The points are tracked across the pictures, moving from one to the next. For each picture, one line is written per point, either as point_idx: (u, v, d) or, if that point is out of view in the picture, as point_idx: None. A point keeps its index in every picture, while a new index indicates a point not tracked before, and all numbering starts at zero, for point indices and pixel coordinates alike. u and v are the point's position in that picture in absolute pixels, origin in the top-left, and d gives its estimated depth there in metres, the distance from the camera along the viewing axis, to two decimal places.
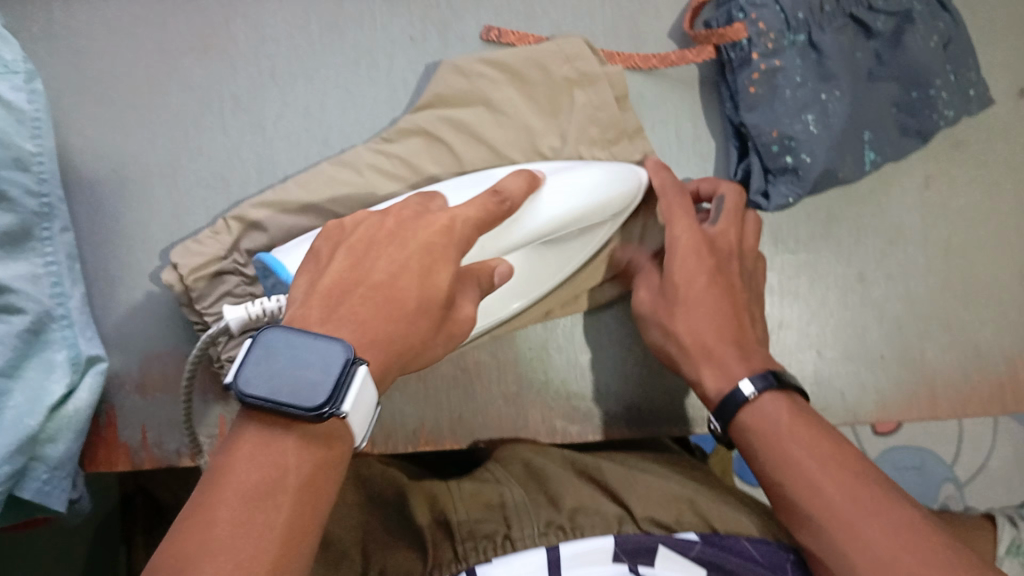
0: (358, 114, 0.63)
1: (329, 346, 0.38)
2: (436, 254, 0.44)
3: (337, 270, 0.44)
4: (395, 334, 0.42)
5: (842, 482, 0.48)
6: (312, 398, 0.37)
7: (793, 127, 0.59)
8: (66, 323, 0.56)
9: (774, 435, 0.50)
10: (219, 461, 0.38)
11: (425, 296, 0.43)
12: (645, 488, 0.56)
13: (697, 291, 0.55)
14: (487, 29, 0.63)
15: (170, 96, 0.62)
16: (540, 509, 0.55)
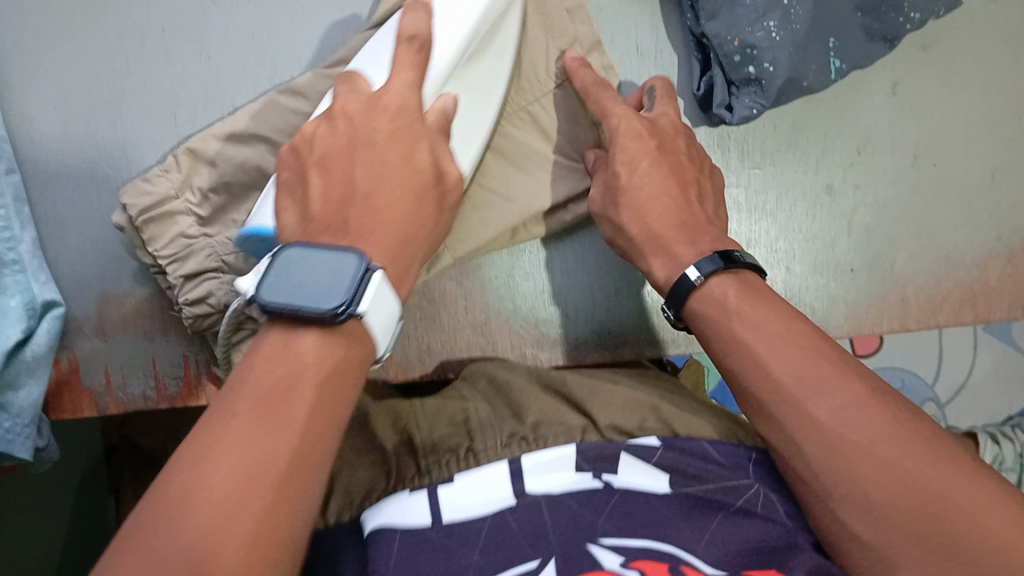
0: (307, 36, 0.60)
1: (342, 257, 0.42)
2: (412, 134, 0.49)
3: (318, 189, 0.47)
4: (399, 219, 0.47)
5: (794, 362, 0.48)
6: (329, 301, 0.41)
7: (755, 35, 0.57)
8: (17, 268, 0.55)
9: (729, 319, 0.50)
10: (241, 368, 0.41)
11: (414, 174, 0.48)
12: (608, 395, 0.56)
13: (640, 175, 0.56)
14: None
15: (109, 25, 0.59)
16: (502, 421, 0.55)
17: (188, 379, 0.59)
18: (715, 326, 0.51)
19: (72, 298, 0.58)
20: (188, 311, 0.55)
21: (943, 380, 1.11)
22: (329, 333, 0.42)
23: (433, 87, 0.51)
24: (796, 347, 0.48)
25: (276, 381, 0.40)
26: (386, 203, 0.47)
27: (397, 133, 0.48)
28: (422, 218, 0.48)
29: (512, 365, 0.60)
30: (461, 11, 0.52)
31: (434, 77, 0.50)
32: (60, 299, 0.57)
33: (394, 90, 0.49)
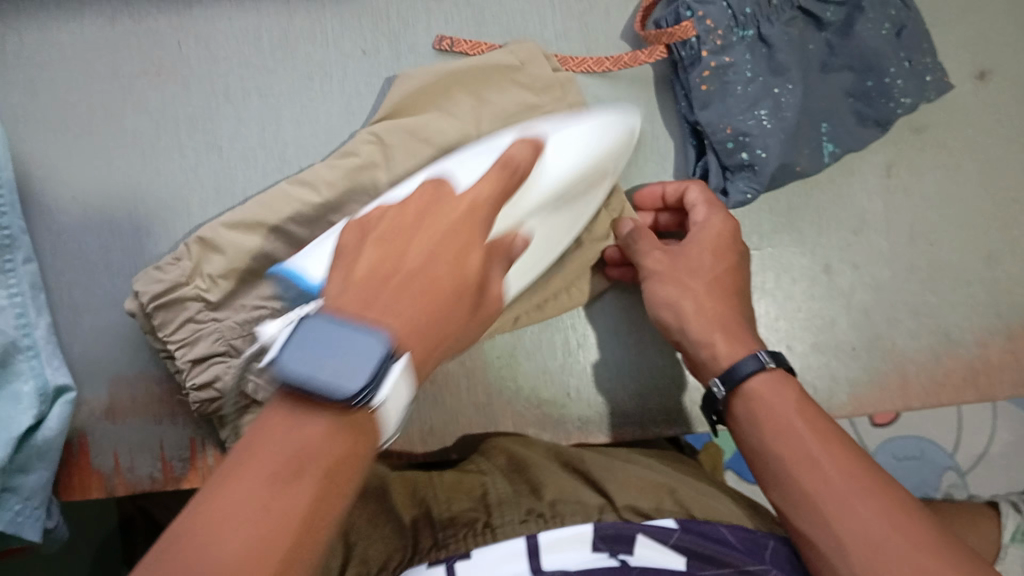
0: (315, 129, 0.63)
1: (364, 338, 0.37)
2: (466, 235, 0.44)
3: (371, 260, 0.42)
4: (439, 322, 0.42)
5: (841, 460, 0.48)
6: (349, 386, 0.35)
7: (746, 123, 0.59)
8: (31, 353, 0.57)
9: (776, 406, 0.50)
10: (250, 434, 0.36)
11: (460, 280, 0.43)
12: (626, 477, 0.58)
13: (716, 273, 0.56)
14: (439, 38, 0.64)
15: (125, 119, 0.61)
16: (522, 498, 0.57)
17: (194, 460, 0.61)
18: (745, 412, 0.52)
19: (84, 382, 0.60)
20: (194, 396, 0.56)
21: (964, 449, 1.09)
22: (340, 423, 0.36)
23: (512, 215, 0.50)
24: (820, 435, 0.49)
25: (294, 444, 0.36)
26: (416, 298, 0.41)
27: (450, 236, 0.44)
28: (455, 312, 0.43)
29: (529, 441, 0.60)
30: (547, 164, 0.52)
31: (511, 210, 0.50)
32: (73, 385, 0.58)
33: (467, 193, 0.45)
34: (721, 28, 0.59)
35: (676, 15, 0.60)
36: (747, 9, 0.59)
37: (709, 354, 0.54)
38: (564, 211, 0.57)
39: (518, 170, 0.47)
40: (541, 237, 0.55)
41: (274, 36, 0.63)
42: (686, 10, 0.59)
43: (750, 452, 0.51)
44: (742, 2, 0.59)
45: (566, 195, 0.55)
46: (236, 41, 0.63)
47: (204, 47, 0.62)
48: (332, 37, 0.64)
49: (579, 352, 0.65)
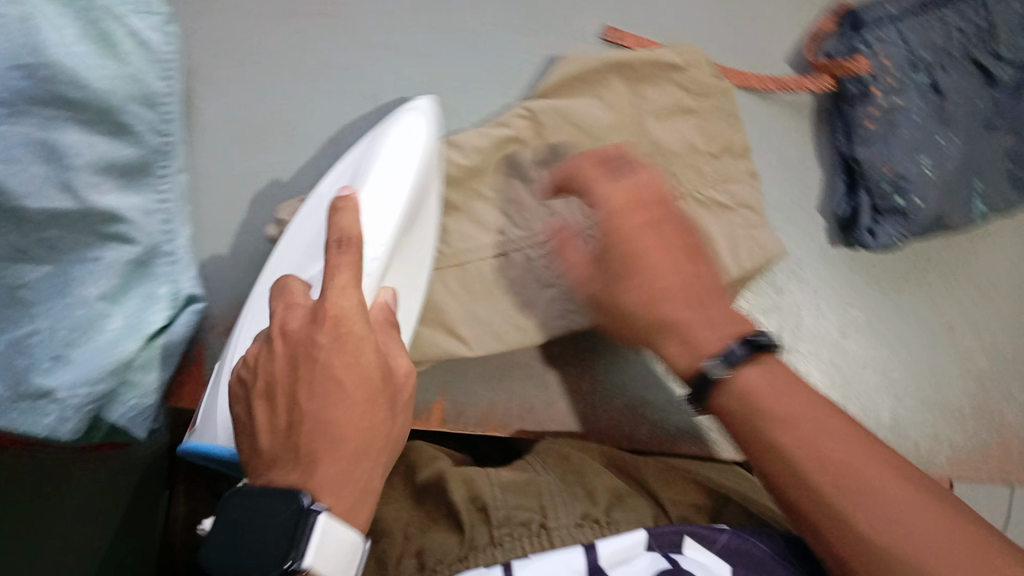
0: (469, 95, 0.64)
1: (281, 497, 0.38)
2: (353, 333, 0.41)
3: (288, 330, 0.42)
4: (360, 438, 0.41)
5: (807, 443, 0.43)
6: (270, 559, 0.37)
7: (907, 167, 0.58)
8: (170, 260, 0.59)
9: (767, 392, 0.45)
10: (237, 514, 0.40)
11: (367, 386, 0.41)
12: (674, 482, 0.59)
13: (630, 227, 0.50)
14: (611, 30, 0.64)
15: (293, 56, 0.63)
16: (576, 501, 0.56)
17: None
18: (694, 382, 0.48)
19: (213, 298, 0.62)
20: None
21: None
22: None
23: (372, 283, 0.49)
24: (822, 419, 0.44)
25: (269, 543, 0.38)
26: (349, 404, 0.41)
27: (343, 343, 0.41)
28: (383, 417, 0.42)
29: (585, 445, 0.62)
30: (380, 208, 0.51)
31: (371, 275, 0.49)
32: (202, 295, 0.61)
33: (331, 298, 0.41)
34: (897, 68, 0.59)
35: (850, 47, 0.61)
36: (926, 55, 0.60)
37: None
38: (412, 240, 0.55)
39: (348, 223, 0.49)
40: (407, 279, 0.55)
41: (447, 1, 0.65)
42: (863, 45, 0.60)
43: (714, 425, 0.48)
44: (922, 48, 0.60)
45: (411, 221, 0.54)
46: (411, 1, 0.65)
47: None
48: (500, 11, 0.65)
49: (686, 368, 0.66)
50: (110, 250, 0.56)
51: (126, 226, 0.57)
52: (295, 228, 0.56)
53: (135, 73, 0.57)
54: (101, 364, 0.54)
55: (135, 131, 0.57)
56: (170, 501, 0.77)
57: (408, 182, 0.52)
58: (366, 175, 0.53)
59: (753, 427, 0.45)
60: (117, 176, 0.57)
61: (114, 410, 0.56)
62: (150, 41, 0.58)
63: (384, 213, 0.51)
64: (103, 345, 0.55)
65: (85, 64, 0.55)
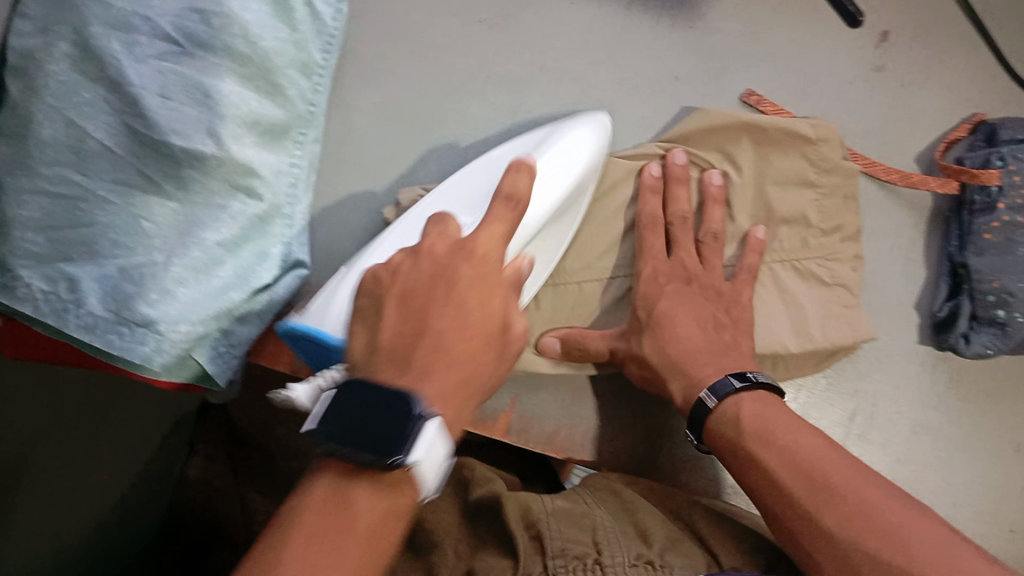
0: (604, 124, 0.65)
1: (402, 395, 0.38)
2: (487, 282, 0.45)
3: (400, 286, 0.45)
4: (472, 369, 0.43)
5: (825, 466, 0.47)
6: (383, 447, 0.37)
7: (1016, 284, 0.58)
8: (288, 222, 0.61)
9: (769, 429, 0.49)
10: (292, 503, 0.38)
11: (484, 323, 0.44)
12: (728, 541, 0.58)
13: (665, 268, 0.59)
14: (748, 93, 0.65)
15: (446, 55, 0.66)
16: (631, 543, 0.56)
17: None
18: (755, 426, 0.50)
19: (316, 267, 0.63)
20: None
21: None
22: (376, 483, 0.38)
23: (519, 243, 0.54)
24: (816, 443, 0.48)
25: (323, 520, 0.37)
26: (461, 342, 0.43)
27: (480, 280, 0.45)
28: (489, 359, 0.44)
29: (634, 480, 0.64)
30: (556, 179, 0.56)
31: (520, 236, 0.54)
32: (306, 263, 0.62)
33: (481, 240, 0.46)
34: None
35: (984, 159, 0.61)
36: None
37: None
38: (561, 224, 0.59)
39: (517, 202, 0.48)
40: (550, 239, 0.59)
41: (604, 32, 0.66)
42: (999, 160, 0.60)
43: (765, 475, 0.48)
44: None
45: (570, 202, 0.58)
46: (570, 26, 0.66)
47: (539, 18, 0.66)
48: (653, 54, 0.66)
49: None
50: (237, 202, 0.58)
51: (256, 181, 0.59)
52: (458, 177, 0.60)
53: (299, 40, 0.61)
54: (207, 306, 0.56)
55: (286, 94, 0.61)
56: (190, 457, 0.82)
57: (573, 172, 0.57)
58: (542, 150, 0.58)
59: (814, 469, 0.47)
60: (263, 133, 0.59)
61: (205, 350, 0.57)
62: (322, 14, 0.63)
63: (558, 183, 0.56)
64: (214, 291, 0.56)
65: (259, 23, 0.58)
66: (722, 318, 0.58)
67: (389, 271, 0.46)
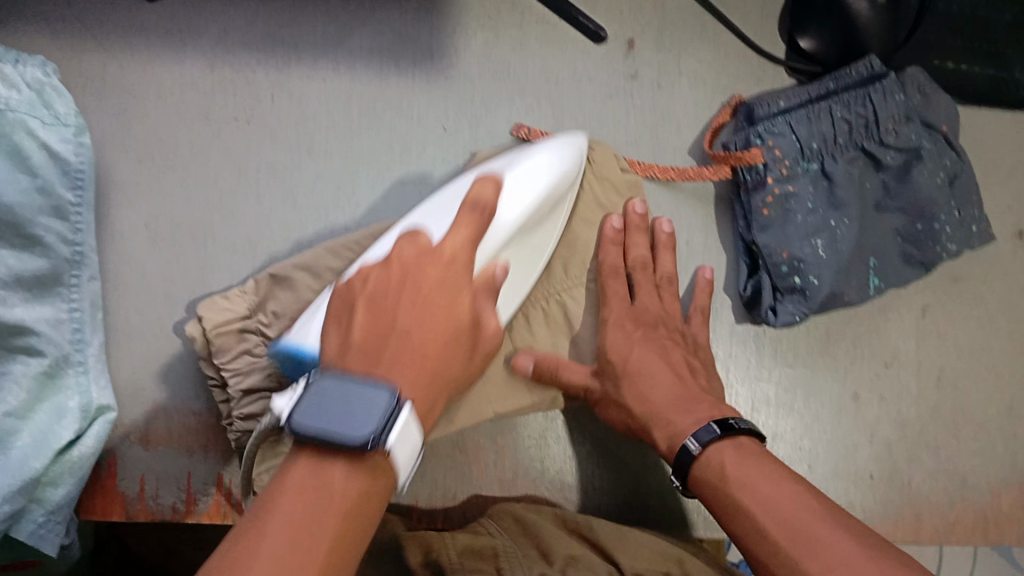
0: (385, 189, 0.65)
1: (374, 392, 0.39)
2: (452, 281, 0.47)
3: (362, 324, 0.45)
4: (438, 363, 0.45)
5: (795, 511, 0.48)
6: (362, 430, 0.38)
7: (803, 251, 0.62)
8: (80, 369, 0.58)
9: (742, 476, 0.51)
10: (269, 489, 0.39)
11: (454, 325, 0.46)
12: (631, 545, 0.57)
13: (623, 331, 0.61)
14: (517, 126, 0.66)
15: (209, 158, 0.64)
16: (533, 563, 0.56)
17: (219, 496, 0.61)
18: (735, 475, 0.51)
19: (125, 405, 0.60)
20: (240, 425, 0.58)
21: None
22: (356, 462, 0.39)
23: (487, 255, 0.53)
24: (786, 488, 0.50)
25: (304, 501, 0.38)
26: (429, 338, 0.45)
27: (447, 282, 0.47)
28: (460, 353, 0.47)
29: (539, 508, 0.61)
30: (516, 197, 0.55)
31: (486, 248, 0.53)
32: (113, 405, 0.59)
33: (448, 245, 0.48)
34: (788, 159, 0.63)
35: (745, 139, 0.64)
36: (814, 144, 0.64)
37: None
38: (529, 242, 0.59)
39: (487, 211, 0.49)
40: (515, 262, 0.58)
41: (362, 99, 0.66)
42: (757, 138, 0.64)
43: (745, 522, 0.50)
44: (810, 137, 0.64)
45: (535, 220, 0.58)
46: (326, 101, 0.65)
47: (294, 100, 0.65)
48: (415, 110, 0.66)
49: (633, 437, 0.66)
50: (18, 363, 0.56)
51: (35, 338, 0.56)
52: (439, 202, 0.58)
53: (45, 184, 0.58)
54: (5, 482, 0.53)
55: (43, 242, 0.57)
56: None
57: (538, 186, 0.56)
58: (512, 165, 0.57)
59: (788, 515, 0.48)
60: (27, 285, 0.57)
61: (22, 528, 0.55)
62: (59, 151, 0.58)
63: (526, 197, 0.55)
64: (12, 463, 0.54)
65: None
66: (691, 360, 0.61)
67: (360, 278, 0.47)
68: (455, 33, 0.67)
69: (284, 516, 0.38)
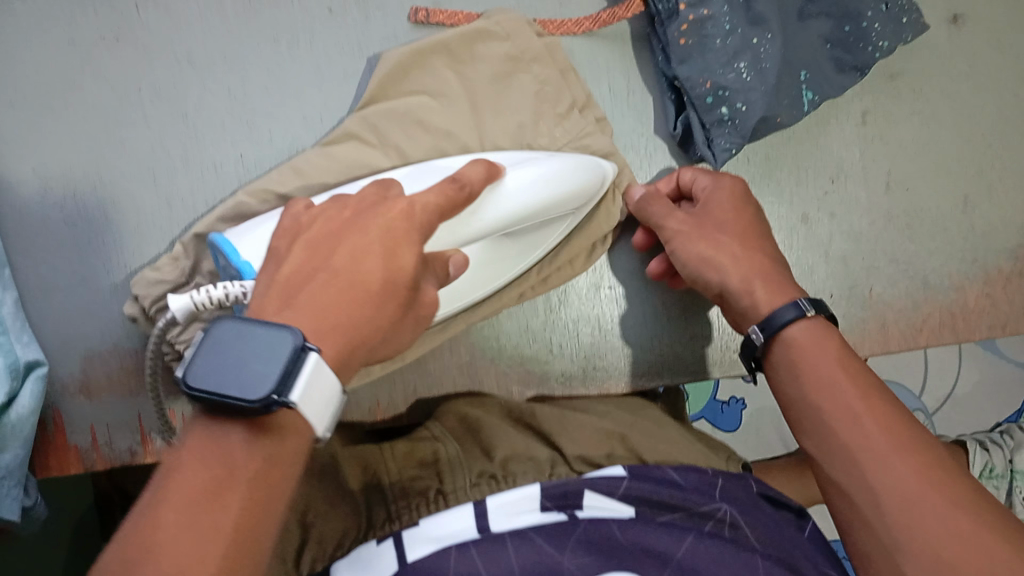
0: (279, 89, 0.61)
1: (274, 336, 0.34)
2: (397, 236, 0.41)
3: (296, 261, 0.40)
4: (364, 325, 0.39)
5: (879, 414, 0.45)
6: (258, 389, 0.33)
7: (725, 77, 0.59)
8: (0, 331, 0.55)
9: (832, 359, 0.47)
10: (170, 459, 0.35)
11: (389, 276, 0.40)
12: (575, 428, 0.57)
13: (722, 208, 0.56)
14: (414, 10, 0.62)
15: (84, 88, 0.59)
16: (473, 461, 0.54)
17: None
18: (833, 355, 0.48)
19: (56, 359, 0.58)
20: None
21: (932, 390, 1.04)
22: (260, 429, 0.35)
23: (453, 235, 0.49)
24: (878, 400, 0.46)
25: (207, 466, 0.34)
26: (323, 292, 0.39)
27: (393, 232, 0.41)
28: (383, 319, 0.40)
29: (483, 401, 0.60)
30: (511, 186, 0.52)
31: (479, 217, 0.50)
32: (45, 359, 0.57)
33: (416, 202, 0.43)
34: None
35: None
36: None
37: (749, 304, 0.52)
38: (514, 242, 0.56)
39: (466, 188, 0.47)
40: (483, 258, 0.55)
41: None
42: None
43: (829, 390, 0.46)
44: None
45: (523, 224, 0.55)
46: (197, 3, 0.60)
47: (162, 8, 0.60)
48: None
49: (592, 298, 0.64)
50: None
51: None
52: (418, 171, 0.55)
53: None
54: None
55: None
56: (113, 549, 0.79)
57: (552, 188, 0.54)
58: (518, 163, 0.55)
59: (872, 418, 0.45)
60: None
61: None
62: None
63: (510, 202, 0.52)
64: None
65: None
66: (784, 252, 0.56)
67: (310, 215, 0.43)
68: None
69: (184, 490, 0.33)
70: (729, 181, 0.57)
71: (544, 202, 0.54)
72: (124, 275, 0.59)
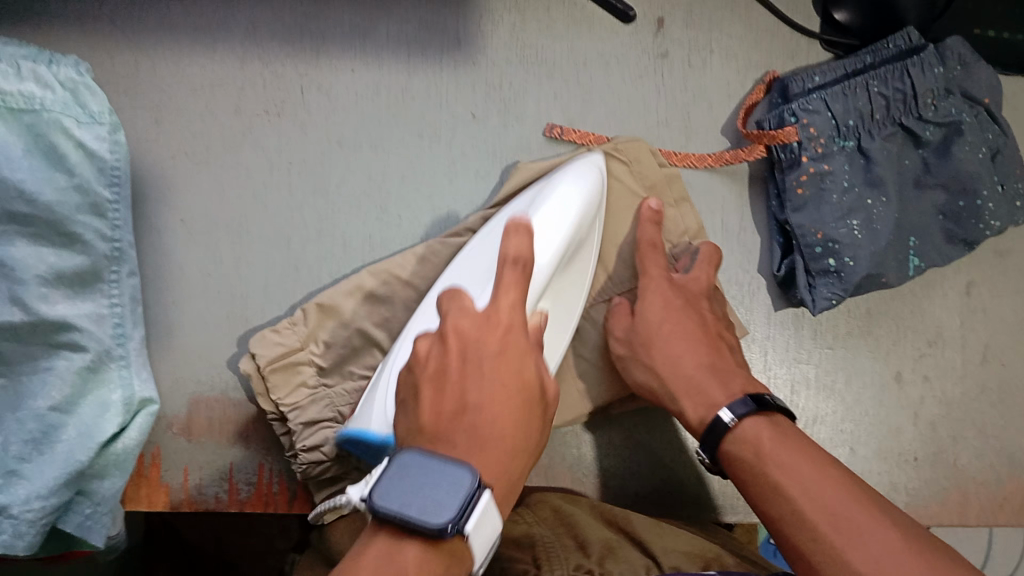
0: (416, 181, 0.65)
1: (456, 473, 0.39)
2: (511, 353, 0.46)
3: (430, 407, 0.44)
4: (516, 441, 0.44)
5: (814, 482, 0.46)
6: (442, 515, 0.38)
7: (838, 231, 0.61)
8: (123, 363, 0.58)
9: (761, 453, 0.49)
10: (346, 562, 0.38)
11: (524, 394, 0.45)
12: (672, 539, 0.56)
13: (668, 325, 0.58)
14: (550, 127, 0.66)
15: (242, 154, 0.64)
16: (569, 552, 0.54)
17: (260, 486, 0.61)
18: (764, 452, 0.49)
19: (166, 398, 0.61)
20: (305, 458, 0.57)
21: None
22: (434, 549, 0.38)
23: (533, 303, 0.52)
24: (814, 468, 0.47)
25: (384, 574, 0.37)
26: (482, 435, 0.42)
27: (507, 349, 0.46)
28: (528, 428, 0.45)
29: (578, 500, 0.61)
30: (547, 232, 0.53)
31: (535, 295, 0.52)
32: (156, 398, 0.59)
33: (501, 310, 0.47)
34: (824, 137, 0.62)
35: (779, 117, 0.63)
36: (849, 121, 0.62)
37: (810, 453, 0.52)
38: (573, 269, 0.58)
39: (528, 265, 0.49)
40: (558, 302, 0.57)
41: (391, 90, 0.65)
42: (790, 116, 0.62)
43: (772, 494, 0.47)
44: (846, 114, 0.62)
45: (575, 249, 0.56)
46: (353, 92, 0.65)
47: (326, 92, 0.65)
48: (444, 99, 0.66)
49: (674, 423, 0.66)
50: (61, 359, 0.56)
51: (77, 334, 0.56)
52: (472, 251, 0.57)
53: (82, 183, 0.56)
54: (51, 475, 0.53)
55: (81, 240, 0.57)
56: None
57: (569, 216, 0.54)
58: (537, 204, 0.55)
59: (808, 493, 0.46)
60: (66, 284, 0.56)
61: (70, 519, 0.56)
62: (94, 150, 0.57)
63: (557, 234, 0.53)
64: (57, 456, 0.54)
65: (35, 177, 0.54)
66: None
67: (418, 357, 0.46)
68: (483, 19, 0.66)
69: None
70: (657, 274, 0.60)
71: (574, 231, 0.55)
72: (242, 329, 0.62)
